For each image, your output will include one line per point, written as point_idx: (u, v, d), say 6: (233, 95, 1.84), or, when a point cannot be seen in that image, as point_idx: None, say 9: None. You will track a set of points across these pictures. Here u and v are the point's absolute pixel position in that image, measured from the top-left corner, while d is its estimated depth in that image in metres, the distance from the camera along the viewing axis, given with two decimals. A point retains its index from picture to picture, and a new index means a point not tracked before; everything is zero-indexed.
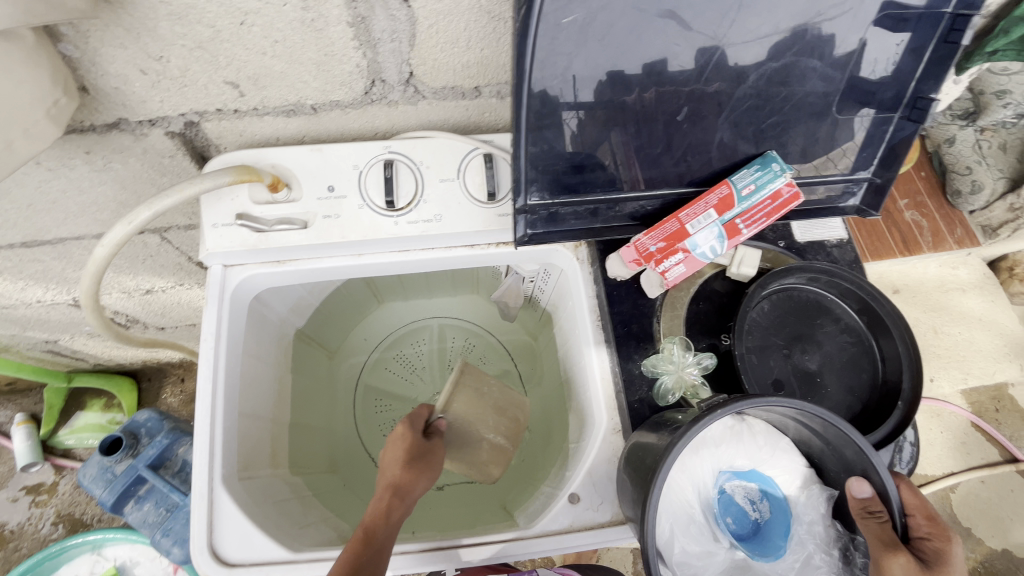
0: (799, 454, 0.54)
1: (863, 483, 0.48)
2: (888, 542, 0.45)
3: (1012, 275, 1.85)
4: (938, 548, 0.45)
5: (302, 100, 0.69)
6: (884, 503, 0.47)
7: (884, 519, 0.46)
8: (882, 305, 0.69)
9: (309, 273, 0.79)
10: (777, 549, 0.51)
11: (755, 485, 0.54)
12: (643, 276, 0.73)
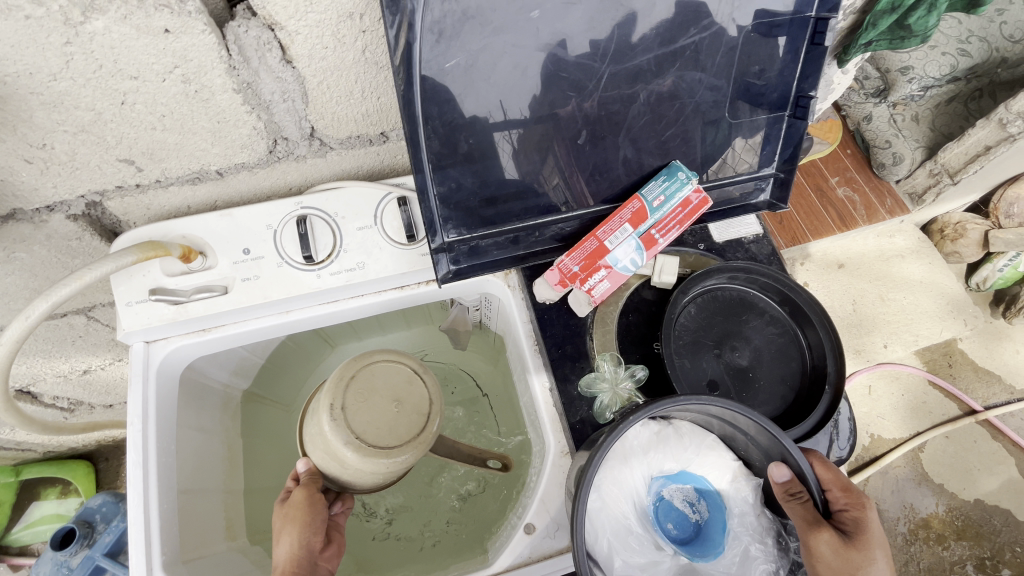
0: (728, 448, 0.55)
1: (782, 467, 0.50)
2: (812, 520, 0.48)
3: (944, 236, 1.94)
4: (855, 516, 0.49)
5: (205, 167, 0.68)
6: (802, 483, 0.49)
7: (805, 498, 0.49)
8: (799, 294, 0.72)
9: (238, 336, 0.77)
10: (716, 546, 0.52)
11: (690, 487, 0.55)
12: (571, 296, 0.74)
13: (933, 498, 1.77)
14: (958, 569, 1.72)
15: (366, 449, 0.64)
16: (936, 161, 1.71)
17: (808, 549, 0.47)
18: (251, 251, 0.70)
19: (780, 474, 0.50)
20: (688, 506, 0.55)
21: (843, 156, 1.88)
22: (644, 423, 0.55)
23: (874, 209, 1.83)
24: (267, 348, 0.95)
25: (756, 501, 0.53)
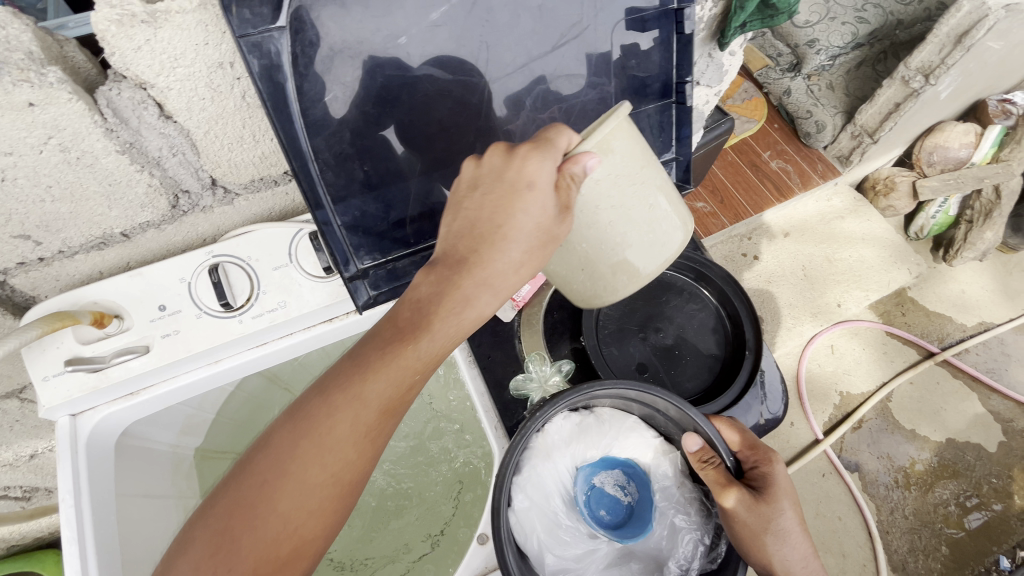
0: (648, 427, 0.57)
1: (694, 437, 0.52)
2: (725, 482, 0.50)
3: (876, 192, 2.01)
4: (763, 471, 0.53)
5: (108, 231, 0.68)
6: (713, 449, 0.51)
7: (717, 463, 0.51)
8: (711, 269, 0.76)
9: (170, 394, 0.76)
10: (645, 525, 0.54)
11: (618, 472, 0.57)
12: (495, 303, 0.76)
13: (908, 444, 1.81)
14: (943, 510, 1.75)
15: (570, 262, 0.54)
16: (854, 124, 1.78)
17: (725, 510, 0.50)
18: (167, 307, 0.70)
19: (693, 444, 0.52)
20: (620, 489, 0.57)
21: (772, 130, 1.97)
22: (565, 415, 0.56)
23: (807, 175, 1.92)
24: (217, 402, 0.93)
25: (677, 473, 0.56)
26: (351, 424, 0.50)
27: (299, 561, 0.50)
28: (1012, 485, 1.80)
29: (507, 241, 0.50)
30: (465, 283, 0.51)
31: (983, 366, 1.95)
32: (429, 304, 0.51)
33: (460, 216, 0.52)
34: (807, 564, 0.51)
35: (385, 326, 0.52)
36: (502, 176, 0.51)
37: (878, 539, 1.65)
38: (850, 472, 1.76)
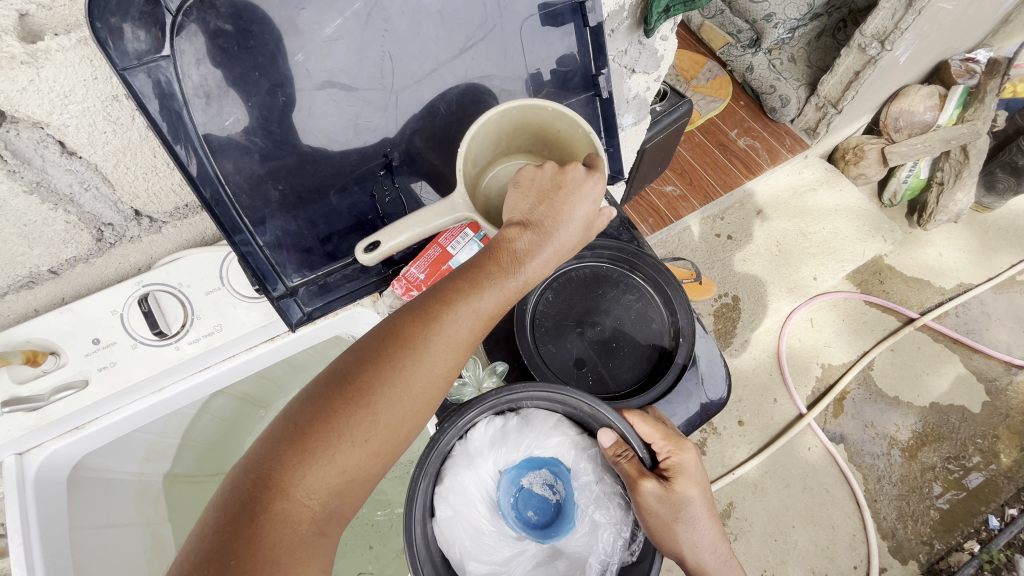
0: (570, 423, 0.58)
1: (608, 432, 0.55)
2: (638, 472, 0.53)
3: (847, 161, 1.98)
4: (674, 460, 0.56)
5: (36, 269, 0.68)
6: (625, 442, 0.54)
7: (629, 455, 0.54)
8: (644, 259, 0.76)
9: (116, 425, 0.77)
10: (567, 525, 0.55)
11: (546, 471, 0.58)
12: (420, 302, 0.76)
13: (893, 413, 1.81)
14: (930, 473, 1.76)
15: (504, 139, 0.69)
16: (818, 95, 1.78)
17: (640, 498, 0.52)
18: (101, 339, 0.70)
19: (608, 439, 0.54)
20: (546, 487, 0.58)
21: (737, 107, 1.98)
22: (488, 420, 0.57)
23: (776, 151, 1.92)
24: (179, 427, 0.94)
25: (596, 468, 0.57)
26: (453, 340, 0.53)
27: (386, 461, 0.50)
28: (997, 445, 1.80)
29: (577, 219, 0.60)
30: (551, 243, 0.59)
31: (964, 328, 1.94)
32: (529, 251, 0.57)
33: (536, 196, 0.60)
34: (709, 537, 0.57)
35: (487, 262, 0.56)
36: (568, 178, 0.60)
37: (865, 508, 1.66)
38: (836, 444, 1.76)
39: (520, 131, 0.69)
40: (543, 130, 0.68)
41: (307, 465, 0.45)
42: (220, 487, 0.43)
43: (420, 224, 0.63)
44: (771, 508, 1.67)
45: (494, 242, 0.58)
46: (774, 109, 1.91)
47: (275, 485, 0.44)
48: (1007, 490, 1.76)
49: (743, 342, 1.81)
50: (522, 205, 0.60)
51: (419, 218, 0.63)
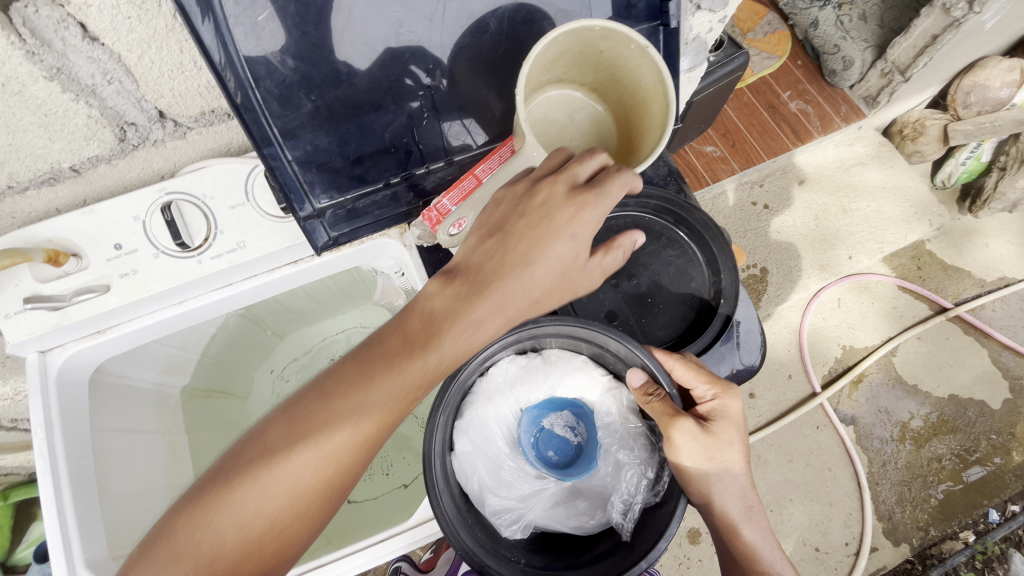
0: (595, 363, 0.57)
1: (639, 372, 0.52)
2: (671, 413, 0.50)
3: (903, 137, 1.83)
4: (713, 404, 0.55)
5: (57, 165, 0.65)
6: (656, 382, 0.51)
7: (662, 395, 0.50)
8: (691, 211, 0.70)
9: (137, 334, 0.77)
10: (590, 463, 0.55)
11: (568, 413, 0.58)
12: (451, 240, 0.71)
13: (909, 400, 1.77)
14: (936, 462, 1.74)
15: (559, 68, 0.65)
16: (885, 59, 1.63)
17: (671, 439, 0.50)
18: (123, 246, 0.68)
19: (637, 380, 0.52)
20: (569, 428, 0.58)
21: (795, 67, 1.82)
22: (510, 358, 0.57)
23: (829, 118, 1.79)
24: (198, 343, 0.94)
25: (621, 409, 0.55)
26: (367, 410, 0.47)
27: (283, 537, 0.47)
28: (1011, 442, 1.77)
29: (525, 270, 0.51)
30: (476, 308, 0.50)
31: (998, 323, 1.86)
32: (443, 321, 0.50)
33: (494, 226, 0.54)
34: (740, 486, 0.56)
35: (392, 336, 0.50)
36: (544, 197, 0.52)
37: (865, 490, 1.66)
38: (845, 425, 1.74)
39: (581, 58, 0.63)
40: (586, 53, 0.62)
41: (191, 527, 0.45)
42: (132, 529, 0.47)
43: (496, 186, 0.61)
44: (772, 480, 1.68)
45: (410, 305, 0.52)
46: (835, 72, 1.75)
47: (159, 544, 0.45)
48: (1013, 487, 1.74)
49: (766, 315, 1.76)
50: (473, 241, 0.54)
51: (495, 180, 0.61)
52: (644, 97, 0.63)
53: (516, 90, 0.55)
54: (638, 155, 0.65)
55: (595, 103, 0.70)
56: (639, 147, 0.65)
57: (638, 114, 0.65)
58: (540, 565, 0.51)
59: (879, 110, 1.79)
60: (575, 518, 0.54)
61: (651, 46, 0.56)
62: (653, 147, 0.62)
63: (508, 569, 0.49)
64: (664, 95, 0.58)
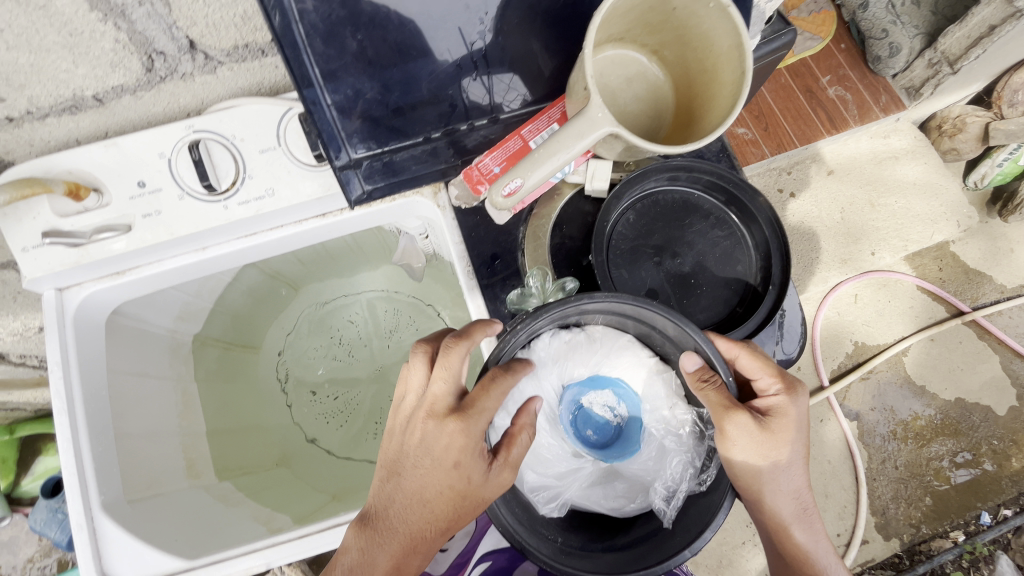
0: (642, 343, 0.57)
1: (694, 356, 0.52)
2: (725, 404, 0.50)
3: (942, 133, 1.61)
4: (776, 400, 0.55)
5: (79, 92, 0.61)
6: (712, 369, 0.51)
7: (717, 384, 0.50)
8: (744, 191, 0.67)
9: (157, 278, 0.74)
10: (633, 446, 0.56)
11: (609, 393, 0.58)
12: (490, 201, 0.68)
13: (913, 399, 1.63)
14: (935, 465, 1.61)
15: (624, 24, 0.60)
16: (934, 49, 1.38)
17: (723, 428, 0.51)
18: (147, 184, 0.65)
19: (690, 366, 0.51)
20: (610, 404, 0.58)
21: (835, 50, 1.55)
22: (554, 333, 0.56)
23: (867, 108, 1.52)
24: (214, 292, 0.91)
25: (669, 393, 0.56)
26: None
27: None
28: (1012, 449, 1.62)
29: (421, 505, 0.51)
30: (383, 551, 0.51)
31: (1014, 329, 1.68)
32: (360, 567, 0.51)
33: (390, 466, 0.53)
34: (795, 486, 0.57)
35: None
36: (417, 431, 0.52)
37: (863, 484, 1.56)
38: (848, 420, 1.62)
39: (650, 17, 0.59)
40: (657, 10, 0.57)
41: None
42: None
43: (558, 149, 0.52)
44: None
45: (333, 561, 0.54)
46: (879, 60, 1.47)
47: None
48: (1009, 492, 1.61)
49: None
50: (377, 480, 0.54)
51: (557, 141, 0.52)
52: (713, 64, 0.58)
53: (586, 45, 0.52)
54: (700, 126, 0.61)
55: (655, 68, 0.66)
56: (702, 117, 0.61)
57: (704, 82, 0.60)
58: (576, 545, 0.52)
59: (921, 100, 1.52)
60: (613, 500, 0.55)
61: (734, 6, 0.51)
62: (721, 116, 0.57)
63: (548, 549, 0.50)
64: (741, 59, 0.54)
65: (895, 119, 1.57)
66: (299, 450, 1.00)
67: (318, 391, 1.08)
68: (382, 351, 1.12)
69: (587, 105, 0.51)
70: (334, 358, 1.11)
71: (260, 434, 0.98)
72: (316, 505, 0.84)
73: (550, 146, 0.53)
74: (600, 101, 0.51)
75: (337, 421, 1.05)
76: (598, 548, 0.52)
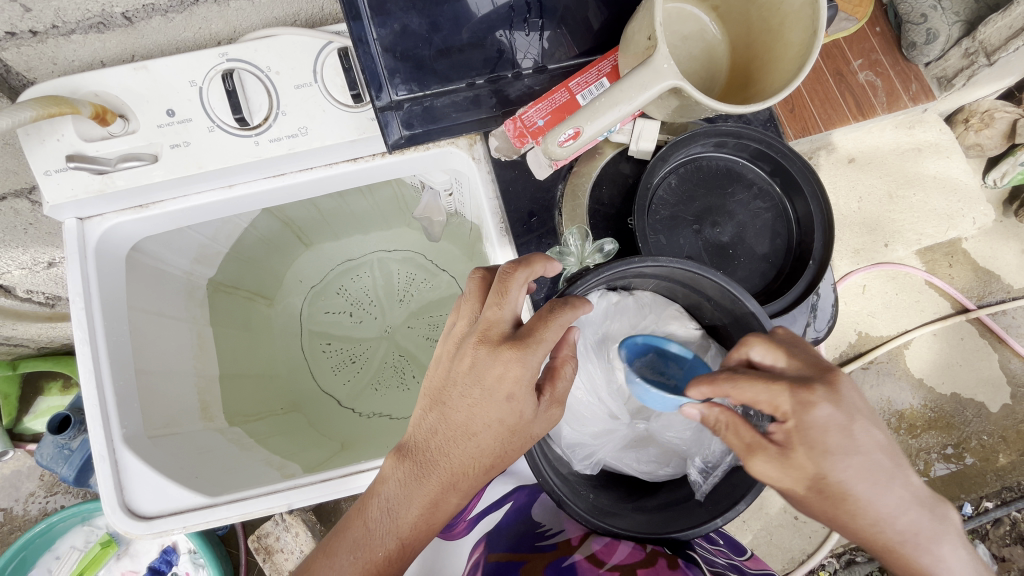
0: (687, 316, 0.61)
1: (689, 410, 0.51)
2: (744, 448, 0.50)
3: (968, 127, 1.39)
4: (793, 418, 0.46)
5: (108, 9, 0.57)
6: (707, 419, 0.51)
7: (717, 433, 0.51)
8: (793, 162, 0.65)
9: (181, 214, 0.72)
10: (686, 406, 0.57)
11: (653, 354, 0.58)
12: (531, 155, 0.66)
13: (911, 390, 1.49)
14: (923, 458, 1.51)
15: None
16: (973, 37, 1.16)
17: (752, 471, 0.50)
18: (176, 113, 0.62)
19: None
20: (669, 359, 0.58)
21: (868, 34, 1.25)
22: (604, 295, 0.60)
23: (896, 96, 1.25)
24: (231, 236, 0.89)
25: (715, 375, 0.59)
26: (375, 540, 0.50)
27: None
28: (999, 446, 1.51)
29: (466, 441, 0.50)
30: (424, 484, 0.50)
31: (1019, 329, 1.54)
32: (400, 498, 0.50)
33: (435, 396, 0.52)
34: (901, 501, 0.46)
35: (355, 518, 0.51)
36: (470, 360, 0.50)
37: None
38: None
39: None
40: None
41: None
42: None
43: (621, 99, 0.51)
44: None
45: (368, 492, 0.53)
46: (913, 46, 1.21)
47: None
48: (992, 487, 1.51)
49: None
50: (417, 411, 0.53)
51: (621, 90, 0.50)
52: (779, 19, 0.56)
53: None
54: (759, 89, 0.59)
55: (712, 25, 0.63)
56: (762, 80, 0.59)
57: (767, 41, 0.58)
58: (607, 503, 0.55)
59: (952, 92, 1.28)
60: (646, 464, 0.59)
61: None
62: (786, 78, 0.55)
63: (584, 504, 0.52)
64: (814, 17, 0.52)
65: (924, 108, 1.33)
66: (310, 402, 1.01)
67: (328, 343, 1.08)
68: (394, 309, 1.11)
69: (653, 54, 0.49)
70: (344, 313, 1.10)
71: (271, 383, 0.98)
72: (329, 456, 0.85)
73: (611, 95, 0.51)
74: (665, 52, 0.49)
75: (344, 375, 1.06)
76: (629, 507, 0.55)
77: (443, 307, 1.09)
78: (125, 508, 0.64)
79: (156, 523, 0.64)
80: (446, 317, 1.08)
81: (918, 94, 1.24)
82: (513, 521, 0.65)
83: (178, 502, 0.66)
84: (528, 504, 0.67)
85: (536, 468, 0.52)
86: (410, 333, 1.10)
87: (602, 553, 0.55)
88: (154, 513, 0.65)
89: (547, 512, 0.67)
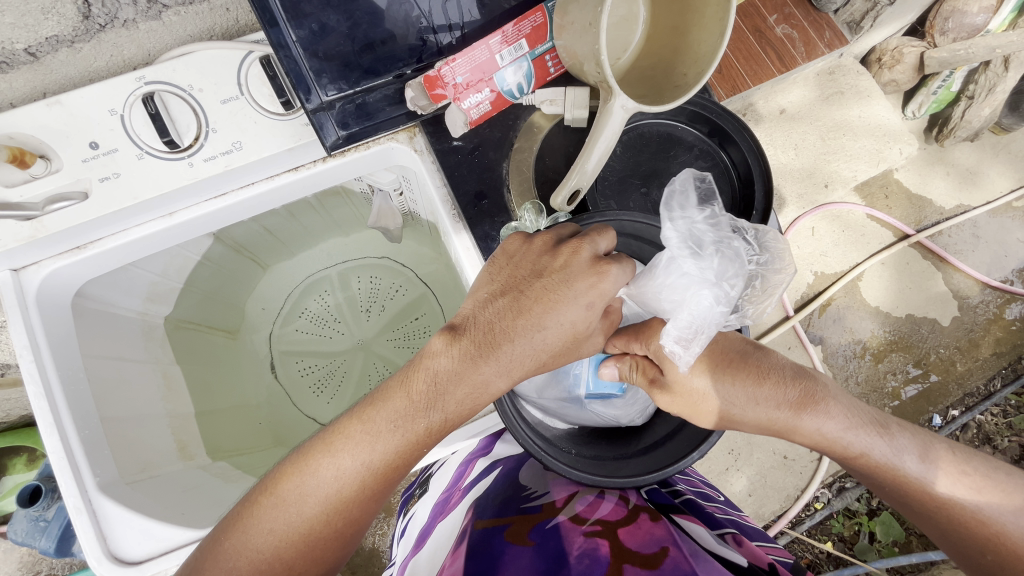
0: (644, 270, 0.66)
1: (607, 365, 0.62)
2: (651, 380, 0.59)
3: (881, 65, 1.40)
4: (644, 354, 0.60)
5: (9, 47, 0.54)
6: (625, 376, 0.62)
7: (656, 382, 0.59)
8: (725, 118, 0.67)
9: (122, 251, 0.70)
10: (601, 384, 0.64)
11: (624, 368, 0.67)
12: (447, 116, 0.66)
13: (870, 318, 1.50)
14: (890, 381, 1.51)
15: None
16: None
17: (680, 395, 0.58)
18: (100, 145, 0.60)
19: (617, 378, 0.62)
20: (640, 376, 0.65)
21: None
22: None
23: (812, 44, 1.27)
24: (182, 270, 0.86)
25: None
26: (437, 410, 0.50)
27: (339, 525, 0.49)
28: (957, 355, 1.53)
29: (534, 348, 0.51)
30: (484, 370, 0.50)
31: (962, 246, 1.56)
32: (450, 380, 0.50)
33: (507, 283, 0.53)
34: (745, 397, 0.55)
35: (399, 386, 0.51)
36: (566, 260, 0.53)
37: None
38: (813, 346, 1.47)
39: None
40: None
41: (277, 502, 0.48)
42: (250, 496, 0.49)
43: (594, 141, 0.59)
44: None
45: (417, 362, 0.52)
46: None
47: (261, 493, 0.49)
48: (955, 395, 1.52)
49: None
50: (485, 296, 0.53)
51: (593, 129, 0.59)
52: None
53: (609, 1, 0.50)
54: (689, 58, 0.60)
55: (642, 11, 0.65)
56: (690, 48, 0.60)
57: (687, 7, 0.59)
58: (589, 455, 0.60)
59: (861, 36, 1.33)
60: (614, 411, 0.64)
61: None
62: (709, 42, 0.57)
63: (564, 459, 0.57)
64: None
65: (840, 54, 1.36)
66: (296, 427, 1.00)
67: (300, 363, 1.06)
68: (366, 317, 1.10)
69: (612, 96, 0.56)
70: (312, 332, 1.08)
71: (246, 410, 0.95)
72: None
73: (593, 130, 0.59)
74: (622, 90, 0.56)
75: (328, 395, 1.04)
76: (611, 457, 0.60)
77: (413, 311, 1.09)
78: (112, 555, 0.62)
79: (146, 567, 0.62)
80: (418, 320, 1.07)
81: (831, 42, 1.26)
82: (500, 485, 0.66)
83: (165, 541, 0.64)
84: (514, 468, 0.70)
85: (514, 431, 0.55)
86: (389, 341, 1.09)
87: (585, 512, 0.59)
88: (143, 556, 0.63)
89: (530, 475, 0.70)
